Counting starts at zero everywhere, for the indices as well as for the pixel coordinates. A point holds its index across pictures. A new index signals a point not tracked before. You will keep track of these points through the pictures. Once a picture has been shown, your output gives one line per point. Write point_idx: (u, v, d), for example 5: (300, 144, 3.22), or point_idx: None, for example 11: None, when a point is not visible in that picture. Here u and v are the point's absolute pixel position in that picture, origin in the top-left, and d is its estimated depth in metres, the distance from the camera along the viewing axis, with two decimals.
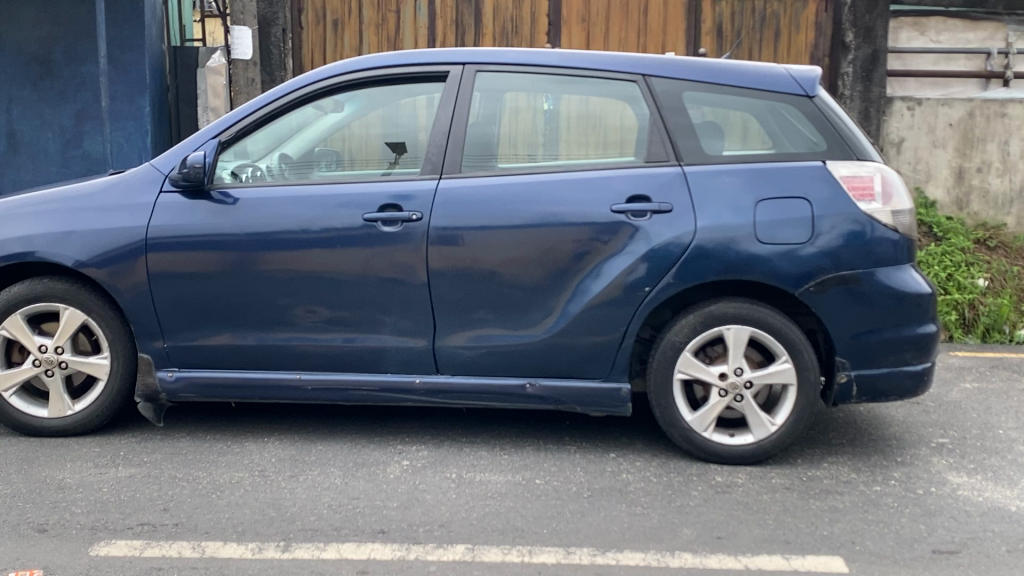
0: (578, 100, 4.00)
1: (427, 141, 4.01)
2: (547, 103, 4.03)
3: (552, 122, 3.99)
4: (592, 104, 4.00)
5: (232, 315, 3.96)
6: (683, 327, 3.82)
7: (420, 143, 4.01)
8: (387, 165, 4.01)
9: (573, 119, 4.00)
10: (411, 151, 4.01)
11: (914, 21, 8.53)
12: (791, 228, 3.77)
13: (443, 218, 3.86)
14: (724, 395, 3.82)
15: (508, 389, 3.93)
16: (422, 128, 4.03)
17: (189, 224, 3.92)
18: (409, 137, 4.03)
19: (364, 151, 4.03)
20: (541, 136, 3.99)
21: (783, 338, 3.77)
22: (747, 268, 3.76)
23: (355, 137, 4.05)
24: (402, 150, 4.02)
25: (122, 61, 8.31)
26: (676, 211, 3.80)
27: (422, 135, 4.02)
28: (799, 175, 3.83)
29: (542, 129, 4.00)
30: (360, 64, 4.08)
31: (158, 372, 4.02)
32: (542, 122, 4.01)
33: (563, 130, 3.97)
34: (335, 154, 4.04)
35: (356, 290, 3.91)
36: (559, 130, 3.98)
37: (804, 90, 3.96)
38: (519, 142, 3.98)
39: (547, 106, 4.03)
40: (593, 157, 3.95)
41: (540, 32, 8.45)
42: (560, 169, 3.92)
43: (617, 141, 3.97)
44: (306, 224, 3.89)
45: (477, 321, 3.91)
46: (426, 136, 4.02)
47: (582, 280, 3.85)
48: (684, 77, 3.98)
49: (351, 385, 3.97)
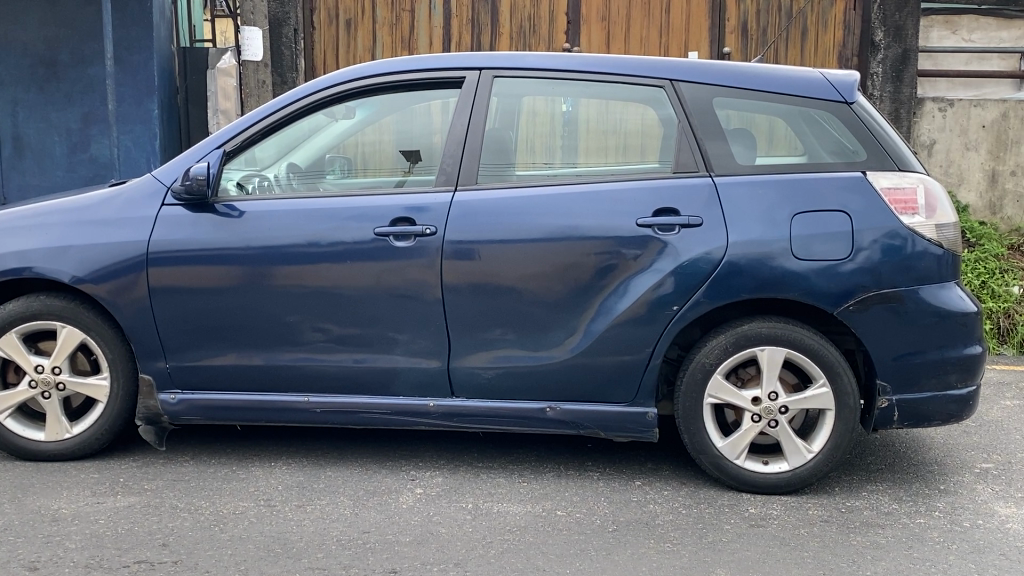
0: (598, 106, 3.79)
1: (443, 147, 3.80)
2: (565, 105, 3.82)
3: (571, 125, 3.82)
4: (613, 109, 3.79)
5: (237, 335, 3.77)
6: (714, 348, 3.60)
7: (434, 151, 3.81)
8: (402, 173, 3.81)
9: (592, 126, 3.81)
10: (426, 159, 3.81)
11: (947, 19, 8.31)
12: (829, 243, 3.54)
13: (459, 231, 3.64)
14: (757, 420, 3.60)
15: (527, 413, 3.71)
16: (437, 132, 3.84)
17: (193, 238, 3.73)
18: (425, 145, 3.82)
19: (377, 160, 3.85)
20: (560, 137, 3.82)
21: (820, 361, 3.55)
22: (781, 286, 3.54)
23: (369, 144, 3.90)
24: (416, 159, 3.82)
25: (131, 63, 8.15)
26: (707, 224, 3.58)
27: (436, 139, 3.83)
28: (837, 187, 3.61)
29: (560, 132, 3.82)
30: (371, 69, 3.90)
31: (160, 394, 3.83)
32: (562, 126, 3.83)
33: (583, 135, 3.82)
34: (347, 160, 3.88)
35: (367, 307, 3.71)
36: (579, 135, 3.82)
37: (841, 96, 3.74)
38: (532, 147, 3.80)
39: (566, 108, 3.82)
40: (614, 165, 3.75)
41: (558, 30, 8.23)
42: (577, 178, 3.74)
43: (640, 149, 3.76)
44: (314, 237, 3.69)
45: (495, 340, 3.69)
46: (442, 144, 3.81)
47: (607, 298, 3.63)
48: (714, 83, 3.76)
49: (362, 408, 3.76)
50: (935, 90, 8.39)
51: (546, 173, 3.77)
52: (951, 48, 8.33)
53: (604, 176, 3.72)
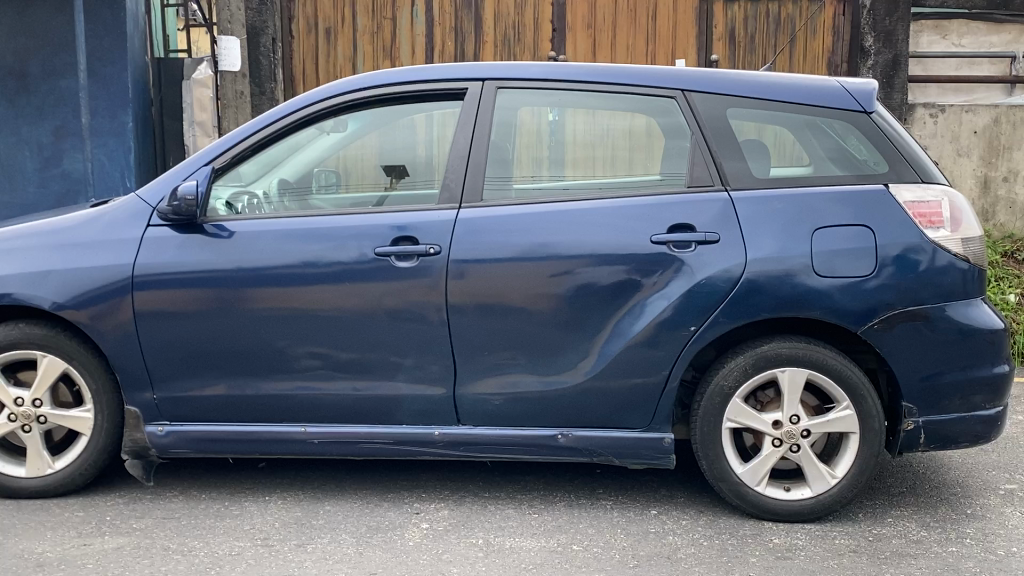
0: (585, 114, 3.63)
1: (425, 160, 3.65)
2: (551, 114, 3.65)
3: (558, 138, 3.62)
4: (601, 117, 3.63)
5: (229, 362, 3.57)
6: (732, 370, 3.43)
7: (420, 165, 3.65)
8: (384, 187, 3.66)
9: (579, 135, 3.65)
10: (411, 174, 3.66)
11: (936, 24, 8.23)
12: (852, 259, 3.39)
13: (464, 250, 3.46)
14: (778, 445, 3.44)
15: (538, 440, 3.53)
16: (421, 145, 3.67)
17: (182, 260, 3.53)
18: (409, 159, 3.67)
19: (360, 174, 3.68)
20: (548, 150, 3.65)
21: (844, 382, 3.39)
22: (803, 305, 3.38)
23: (355, 158, 3.70)
24: (401, 174, 3.65)
25: (104, 74, 7.91)
26: (724, 241, 3.42)
27: (421, 152, 3.66)
28: (859, 200, 3.46)
29: (547, 144, 3.65)
30: (368, 80, 3.73)
31: (147, 427, 3.62)
32: (549, 134, 3.66)
33: (569, 149, 3.66)
34: (334, 174, 3.70)
35: (367, 331, 3.52)
36: (566, 147, 3.66)
37: (860, 105, 3.59)
38: (524, 158, 3.63)
39: (552, 117, 3.65)
40: (606, 178, 3.62)
41: (543, 38, 8.07)
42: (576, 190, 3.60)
43: (637, 161, 3.63)
44: (309, 258, 3.50)
45: (503, 365, 3.51)
46: (426, 157, 3.66)
47: (620, 319, 3.46)
48: (727, 93, 3.61)
49: (362, 438, 3.56)
50: (925, 96, 8.31)
51: (542, 189, 3.60)
52: (940, 54, 8.25)
53: (598, 188, 3.60)
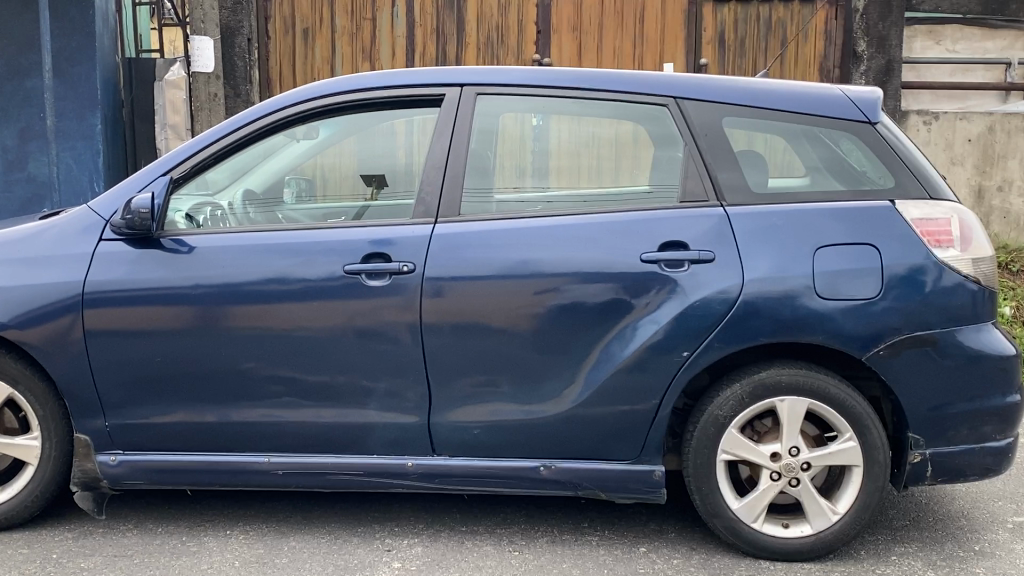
0: (571, 121, 3.42)
1: (404, 167, 3.44)
2: (535, 118, 3.43)
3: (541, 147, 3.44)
4: (586, 124, 3.43)
5: (187, 388, 3.32)
6: (728, 399, 3.20)
7: (399, 174, 3.44)
8: (364, 199, 3.44)
9: (563, 143, 3.45)
10: (391, 184, 3.44)
11: (929, 30, 8.07)
12: (856, 281, 3.17)
13: (441, 268, 3.22)
14: (776, 479, 3.22)
15: (519, 473, 3.29)
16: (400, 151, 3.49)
17: (136, 277, 3.28)
18: (388, 168, 3.47)
19: (338, 184, 3.48)
20: (531, 159, 3.43)
21: (847, 413, 3.18)
22: (803, 329, 3.15)
23: (330, 164, 3.52)
24: (381, 184, 3.44)
25: (72, 74, 7.63)
26: (720, 260, 3.18)
27: (401, 159, 3.46)
28: (863, 217, 3.24)
29: (530, 151, 3.43)
30: (341, 85, 3.48)
31: (99, 456, 3.36)
32: (532, 141, 3.44)
33: (553, 158, 3.45)
34: (307, 181, 3.50)
35: (335, 354, 3.27)
36: (550, 157, 3.45)
37: (864, 116, 3.38)
38: (505, 166, 3.40)
39: (535, 122, 3.43)
40: (592, 189, 3.39)
41: (527, 41, 7.85)
42: (558, 203, 3.36)
43: (631, 171, 3.40)
44: (274, 275, 3.25)
45: (482, 392, 3.27)
46: (406, 164, 3.44)
47: (609, 344, 3.23)
48: (723, 102, 3.38)
49: (330, 470, 3.32)
50: (918, 104, 8.12)
51: (524, 201, 3.37)
52: (933, 60, 8.08)
53: (583, 201, 3.37)
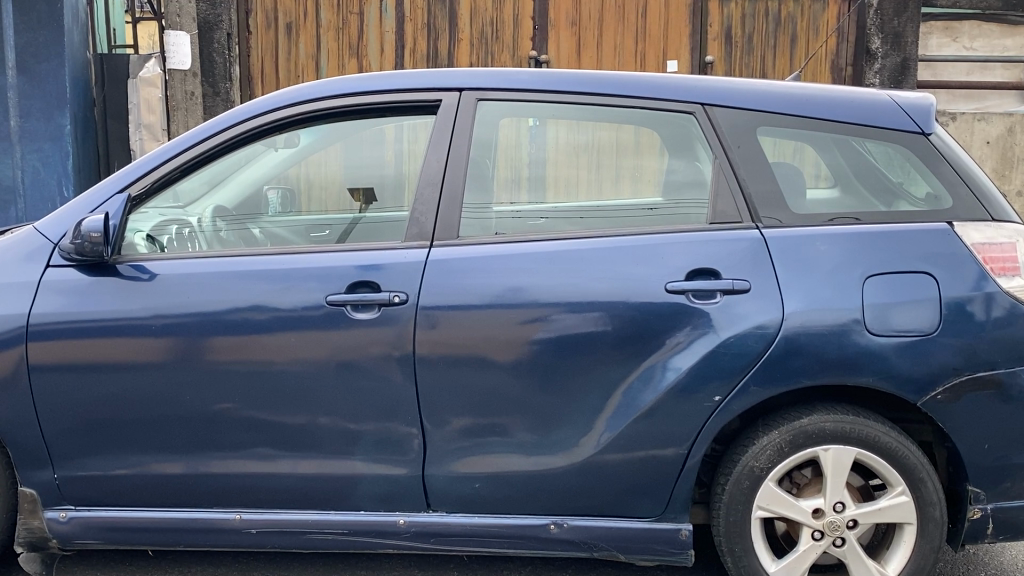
0: (569, 125, 3.06)
1: (394, 177, 3.09)
2: (534, 120, 3.05)
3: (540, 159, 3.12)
4: (585, 129, 3.08)
5: (146, 435, 2.91)
6: (765, 448, 2.81)
7: (387, 184, 3.10)
8: (353, 212, 3.09)
9: (560, 146, 3.12)
10: (380, 197, 3.09)
11: (946, 26, 7.93)
12: (912, 315, 2.77)
13: (438, 297, 2.81)
14: (819, 539, 2.84)
15: (526, 532, 2.89)
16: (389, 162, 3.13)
17: (88, 311, 2.87)
18: (377, 179, 3.12)
19: (322, 194, 3.16)
20: (526, 167, 3.11)
21: (900, 464, 2.80)
22: (851, 370, 2.76)
23: (314, 170, 3.20)
24: (370, 198, 3.09)
25: (37, 72, 7.24)
26: (756, 290, 2.79)
27: (389, 170, 3.11)
28: (918, 241, 2.85)
29: (526, 154, 3.12)
30: (322, 89, 3.07)
31: (47, 513, 2.97)
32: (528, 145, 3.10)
33: (550, 167, 3.13)
34: (292, 190, 3.18)
35: (316, 397, 2.87)
36: (546, 165, 3.13)
37: (917, 126, 2.99)
38: (502, 177, 3.04)
39: (532, 125, 3.05)
40: (590, 202, 3.04)
41: (522, 36, 7.50)
42: (553, 218, 3.01)
43: (636, 180, 3.10)
44: (246, 306, 2.85)
45: (485, 441, 2.88)
46: (394, 173, 3.09)
47: (631, 385, 2.83)
48: (756, 109, 2.99)
49: (310, 528, 2.92)
50: None
51: (527, 214, 3.00)
52: (950, 58, 7.96)
53: (579, 217, 3.01)
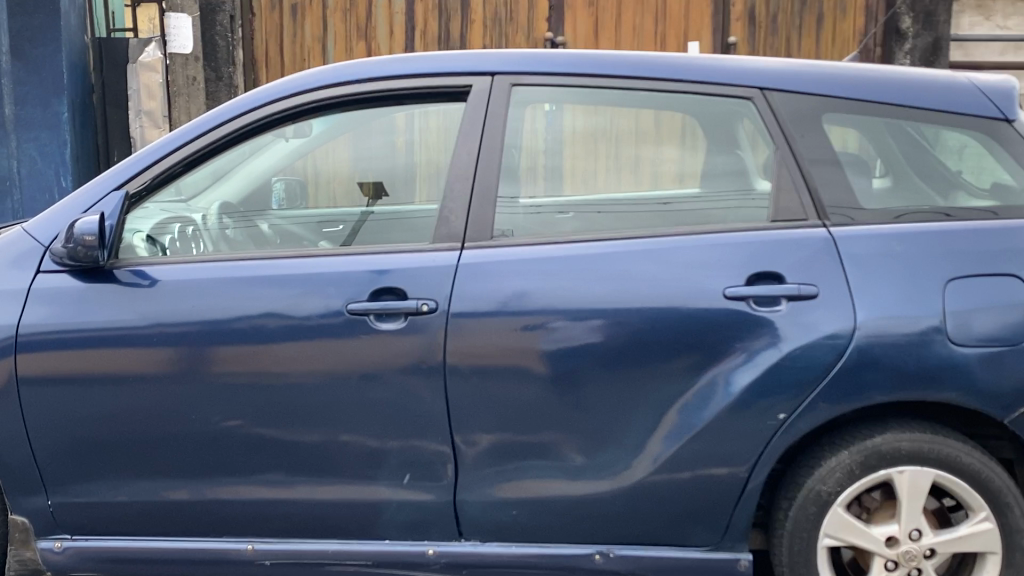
0: (587, 110, 2.77)
1: (405, 169, 2.85)
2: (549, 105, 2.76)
3: (558, 147, 2.81)
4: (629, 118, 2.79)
5: (148, 459, 2.64)
6: (833, 471, 2.54)
7: (399, 176, 2.86)
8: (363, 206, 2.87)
9: (578, 132, 2.80)
10: (391, 191, 2.85)
11: (980, 3, 7.56)
12: (999, 322, 2.50)
13: (471, 305, 2.54)
14: (894, 570, 2.57)
15: (569, 563, 2.62)
16: (400, 151, 2.85)
17: (81, 322, 2.60)
18: (388, 171, 2.87)
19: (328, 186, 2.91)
20: (543, 156, 2.80)
21: (983, 488, 2.54)
22: (930, 384, 2.48)
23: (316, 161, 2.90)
24: (379, 192, 2.86)
25: (32, 57, 6.98)
26: (825, 296, 2.51)
27: (403, 162, 2.85)
28: (1004, 240, 2.57)
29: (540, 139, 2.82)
30: (340, 74, 2.78)
31: (41, 542, 2.72)
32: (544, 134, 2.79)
33: (566, 155, 2.82)
34: (298, 182, 2.95)
35: (336, 417, 2.59)
36: (563, 151, 2.82)
37: (1000, 112, 2.70)
38: (523, 165, 2.75)
39: (549, 110, 2.77)
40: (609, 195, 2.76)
41: (538, 17, 7.22)
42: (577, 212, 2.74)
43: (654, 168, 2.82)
44: (257, 317, 2.57)
45: (523, 464, 2.61)
46: (406, 165, 2.85)
47: (686, 402, 2.55)
48: (822, 95, 2.70)
49: (331, 559, 2.65)
50: None
51: (550, 208, 2.74)
52: (983, 37, 7.58)
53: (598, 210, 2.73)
